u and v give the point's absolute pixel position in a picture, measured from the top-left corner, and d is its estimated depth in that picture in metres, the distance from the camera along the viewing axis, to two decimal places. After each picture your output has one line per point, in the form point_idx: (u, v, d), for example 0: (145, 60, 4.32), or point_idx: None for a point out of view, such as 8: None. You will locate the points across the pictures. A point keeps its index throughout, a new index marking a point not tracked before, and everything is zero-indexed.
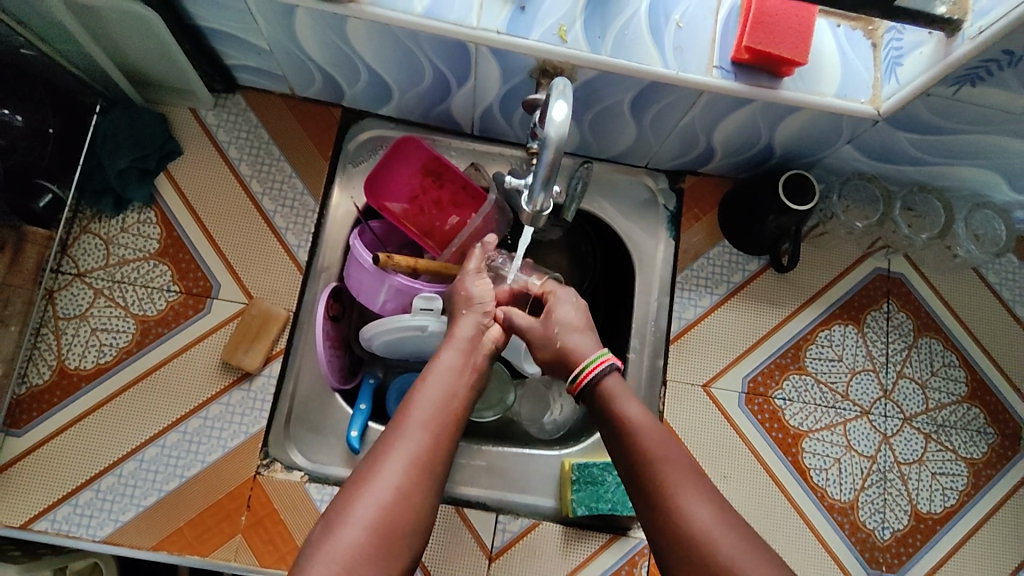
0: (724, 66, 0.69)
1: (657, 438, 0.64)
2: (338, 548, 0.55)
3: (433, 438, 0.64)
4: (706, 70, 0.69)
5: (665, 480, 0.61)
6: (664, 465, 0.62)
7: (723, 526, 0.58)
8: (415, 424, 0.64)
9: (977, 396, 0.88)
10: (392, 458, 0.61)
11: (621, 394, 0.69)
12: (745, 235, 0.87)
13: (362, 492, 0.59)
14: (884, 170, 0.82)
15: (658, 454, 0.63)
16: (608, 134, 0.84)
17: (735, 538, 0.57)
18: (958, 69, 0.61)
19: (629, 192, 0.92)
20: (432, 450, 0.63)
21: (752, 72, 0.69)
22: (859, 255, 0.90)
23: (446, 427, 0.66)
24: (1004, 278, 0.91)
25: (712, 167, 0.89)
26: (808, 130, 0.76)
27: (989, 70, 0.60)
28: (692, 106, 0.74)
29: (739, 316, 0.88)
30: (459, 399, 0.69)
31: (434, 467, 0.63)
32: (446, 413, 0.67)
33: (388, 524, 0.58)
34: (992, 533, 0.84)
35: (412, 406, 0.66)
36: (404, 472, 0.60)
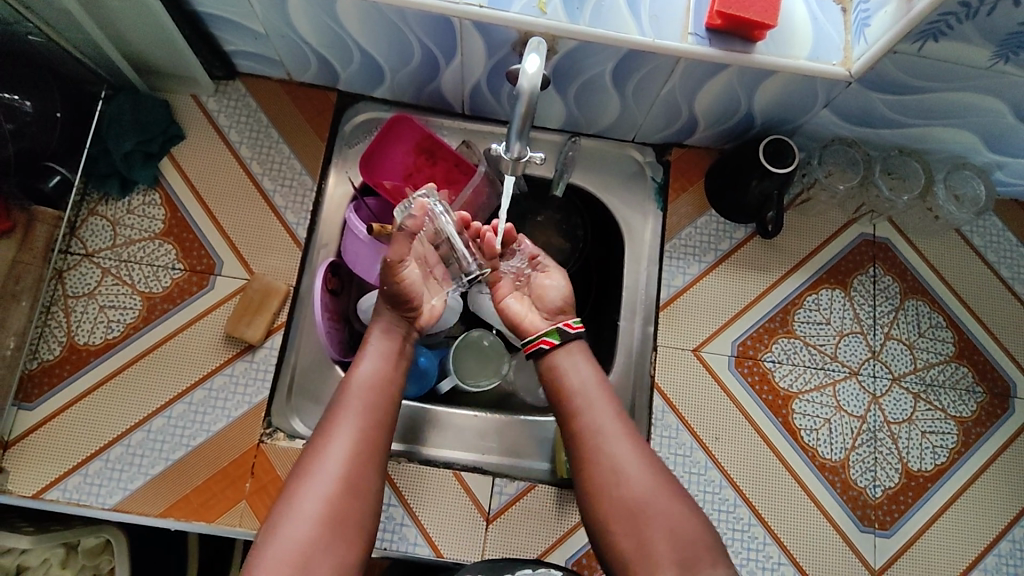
0: (699, 33, 0.72)
1: (598, 393, 0.70)
2: (289, 542, 0.59)
3: (365, 425, 0.67)
4: (682, 37, 0.72)
5: (598, 429, 0.68)
6: (598, 412, 0.69)
7: (647, 472, 0.65)
8: (348, 414, 0.67)
9: (965, 355, 0.89)
10: (328, 452, 0.64)
11: (575, 350, 0.74)
12: (730, 203, 0.89)
13: (302, 491, 0.62)
14: (864, 135, 0.84)
15: (594, 402, 0.70)
16: (593, 107, 0.87)
17: (655, 483, 0.65)
18: (920, 24, 0.62)
19: (617, 166, 0.95)
20: (366, 436, 0.66)
21: (727, 38, 0.72)
22: (845, 221, 0.92)
23: (380, 409, 0.69)
24: (988, 240, 0.93)
25: (697, 139, 0.92)
26: (785, 96, 0.79)
27: (949, 25, 0.62)
28: (670, 74, 0.77)
29: (727, 283, 0.90)
30: (387, 379, 0.71)
31: (370, 452, 0.66)
32: (376, 395, 0.70)
33: (334, 515, 0.61)
34: (984, 489, 0.85)
35: (344, 396, 0.69)
36: (343, 464, 0.64)
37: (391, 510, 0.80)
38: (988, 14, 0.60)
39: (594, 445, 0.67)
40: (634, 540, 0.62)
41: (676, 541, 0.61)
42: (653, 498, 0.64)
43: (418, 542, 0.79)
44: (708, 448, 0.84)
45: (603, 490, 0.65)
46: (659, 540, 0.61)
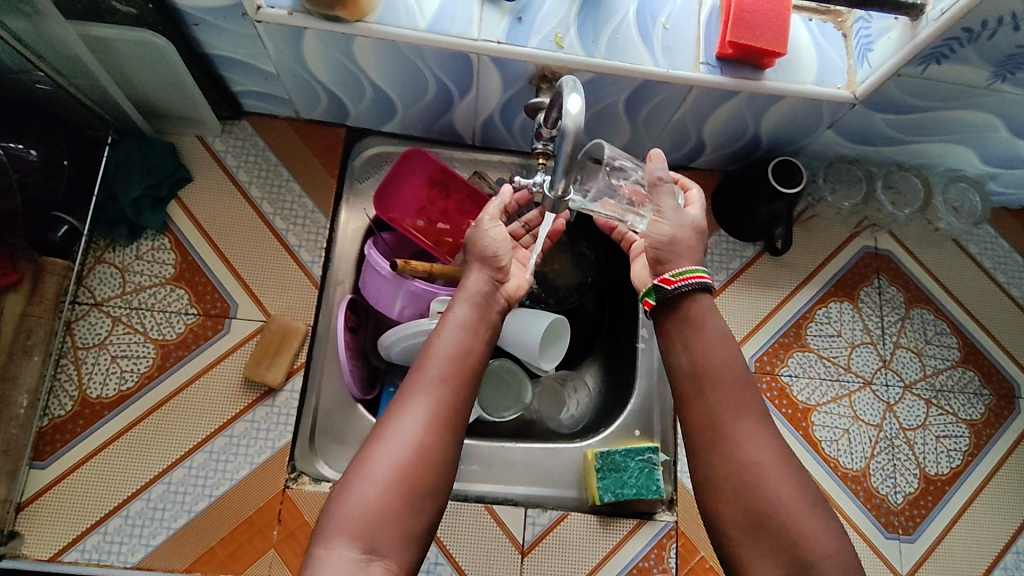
0: (710, 62, 0.75)
1: (725, 368, 0.62)
2: (361, 506, 0.54)
3: (446, 394, 0.60)
4: (694, 67, 0.75)
5: (720, 414, 0.61)
6: (727, 392, 0.61)
7: (777, 466, 0.57)
8: (428, 379, 0.61)
9: (970, 360, 0.92)
10: (407, 415, 0.58)
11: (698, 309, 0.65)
12: (740, 223, 0.92)
13: (377, 453, 0.56)
14: (864, 153, 0.88)
15: (738, 391, 0.61)
16: (604, 134, 0.88)
17: (789, 483, 0.57)
18: (925, 49, 0.66)
19: None
20: (449, 405, 0.60)
21: (737, 66, 0.75)
22: (848, 235, 0.95)
23: (464, 379, 0.62)
24: (983, 247, 0.97)
25: (702, 162, 0.94)
26: (791, 118, 0.82)
27: (952, 48, 0.66)
28: (683, 102, 0.79)
29: (741, 300, 0.92)
30: (474, 353, 0.64)
31: (451, 421, 0.59)
32: (460, 368, 0.63)
33: (408, 486, 0.55)
34: (1001, 489, 0.87)
35: (427, 359, 0.63)
36: (421, 429, 0.58)
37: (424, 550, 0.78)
38: (988, 38, 0.63)
39: (717, 434, 0.60)
40: (755, 535, 0.56)
41: (798, 550, 0.54)
42: (780, 496, 0.56)
43: None
44: None
45: (728, 480, 0.58)
46: (782, 546, 0.55)
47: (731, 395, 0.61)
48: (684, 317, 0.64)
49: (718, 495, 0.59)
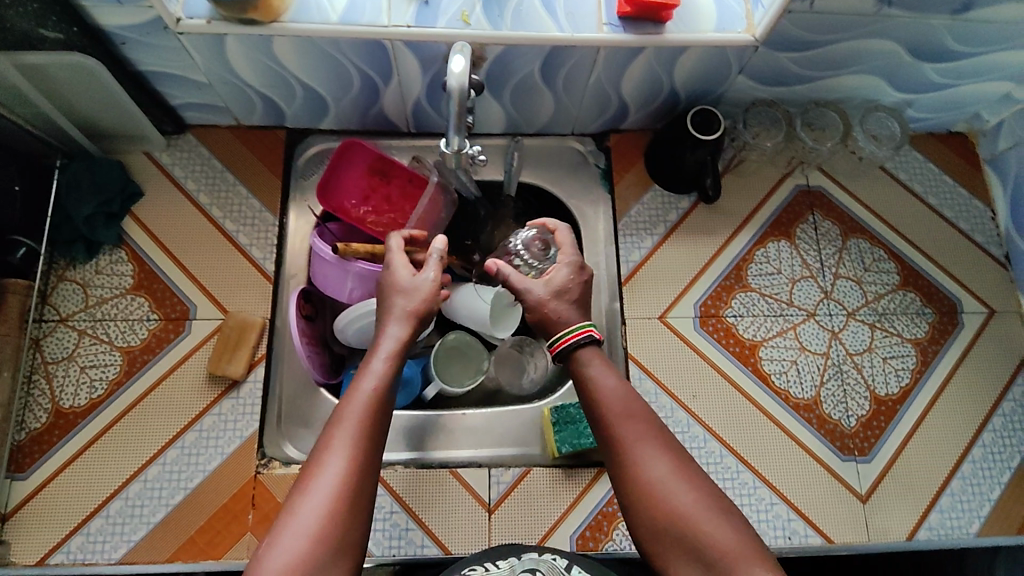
0: (612, 22, 0.79)
1: (620, 401, 0.66)
2: (285, 564, 0.54)
3: (363, 439, 0.62)
4: (597, 28, 0.79)
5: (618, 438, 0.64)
6: (621, 420, 0.65)
7: (677, 476, 0.60)
8: (346, 431, 0.61)
9: (910, 282, 0.95)
10: (327, 467, 0.59)
11: (590, 361, 0.70)
12: (671, 175, 0.95)
13: (300, 507, 0.57)
14: (780, 94, 0.92)
15: (639, 416, 0.65)
16: (529, 106, 0.93)
17: (691, 492, 0.60)
18: None
19: (561, 157, 1.02)
20: (366, 452, 0.61)
21: (638, 23, 0.79)
22: (780, 176, 0.98)
23: (379, 426, 0.64)
24: (912, 173, 1.00)
25: (630, 123, 0.98)
26: (702, 67, 0.85)
27: None
28: (595, 64, 0.83)
29: (681, 250, 0.95)
30: (389, 396, 0.66)
31: (370, 471, 0.61)
32: (378, 413, 0.64)
33: (331, 537, 0.56)
34: (952, 401, 0.89)
35: (344, 409, 0.63)
36: (342, 477, 0.59)
37: (393, 517, 0.81)
38: None
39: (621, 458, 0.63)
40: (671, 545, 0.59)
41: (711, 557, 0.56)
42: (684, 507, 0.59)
43: (425, 544, 0.81)
44: (687, 406, 0.88)
45: (640, 498, 0.60)
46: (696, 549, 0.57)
47: (630, 425, 0.64)
48: (579, 370, 0.70)
49: (635, 517, 0.61)
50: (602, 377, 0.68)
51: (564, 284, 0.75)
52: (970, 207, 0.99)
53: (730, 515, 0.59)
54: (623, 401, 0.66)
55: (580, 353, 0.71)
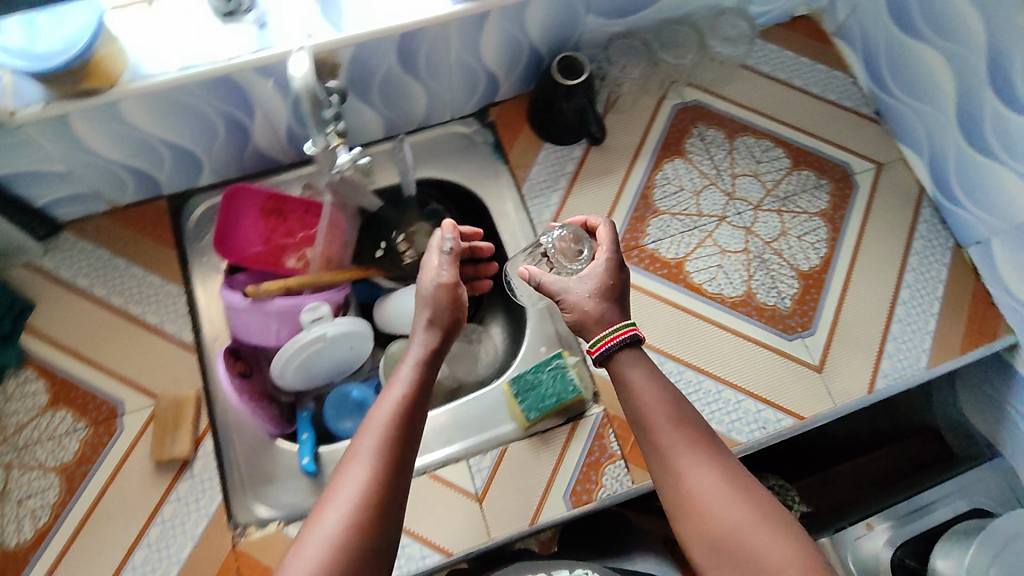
0: None
1: (669, 407, 0.65)
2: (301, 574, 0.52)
3: (392, 444, 0.60)
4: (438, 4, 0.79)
5: (668, 454, 0.63)
6: (670, 428, 0.64)
7: (721, 488, 0.60)
8: (373, 435, 0.60)
9: (801, 161, 1.00)
10: (352, 472, 0.58)
11: (629, 367, 0.67)
12: (555, 130, 0.98)
13: (324, 516, 0.55)
14: (630, 24, 0.96)
15: (689, 428, 0.64)
16: (402, 102, 0.93)
17: (737, 503, 0.59)
18: None
19: (451, 144, 1.02)
20: (396, 458, 0.59)
21: None
22: (658, 101, 1.02)
23: (409, 433, 0.62)
24: (774, 63, 1.05)
25: (503, 92, 1.00)
26: (549, 17, 0.88)
27: None
28: (449, 39, 0.84)
29: (587, 196, 0.98)
30: (421, 404, 0.64)
31: (399, 471, 0.59)
32: (408, 422, 0.62)
33: (354, 537, 0.54)
34: (870, 256, 0.95)
35: (371, 420, 0.62)
36: (367, 480, 0.57)
37: None
38: None
39: (669, 471, 0.62)
40: (717, 558, 0.58)
41: (756, 568, 0.56)
42: (730, 520, 0.58)
43: (426, 553, 0.78)
44: None
45: (685, 509, 0.60)
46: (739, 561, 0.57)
47: (670, 436, 0.63)
48: (618, 375, 0.68)
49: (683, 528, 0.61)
50: (638, 381, 0.67)
51: (605, 280, 0.71)
52: (831, 79, 1.05)
53: (774, 517, 0.58)
54: (664, 407, 0.65)
55: (618, 359, 0.68)
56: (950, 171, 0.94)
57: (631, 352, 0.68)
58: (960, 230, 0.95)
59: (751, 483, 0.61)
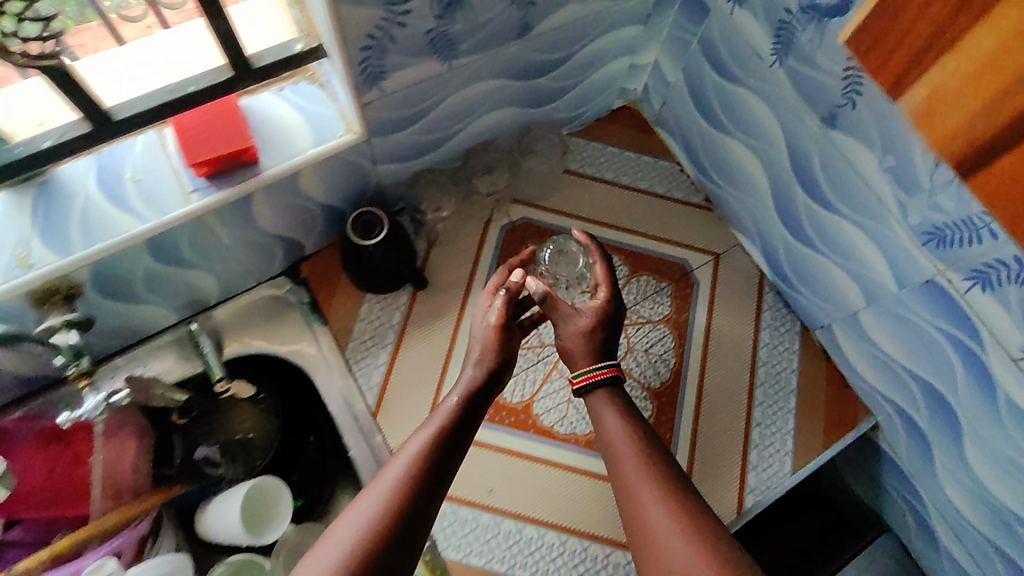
0: (200, 186, 0.70)
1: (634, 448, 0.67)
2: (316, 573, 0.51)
3: (425, 466, 0.60)
4: (186, 199, 0.70)
5: (638, 499, 0.63)
6: (636, 468, 0.65)
7: (684, 533, 0.59)
8: (393, 466, 0.60)
9: (638, 267, 0.96)
10: (370, 489, 0.58)
11: (600, 405, 0.71)
12: (371, 276, 0.86)
13: (340, 528, 0.55)
14: (433, 160, 0.87)
15: (658, 475, 0.65)
16: (186, 288, 0.82)
17: (702, 559, 0.57)
18: (356, 69, 0.64)
19: (264, 309, 0.91)
20: (425, 478, 0.59)
21: (229, 174, 0.71)
22: (484, 225, 0.95)
23: (437, 469, 0.60)
24: (599, 164, 1.01)
25: (311, 247, 0.90)
26: (332, 177, 0.78)
27: (385, 36, 0.62)
28: (213, 226, 0.74)
29: (419, 347, 0.89)
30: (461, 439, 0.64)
31: (437, 473, 0.60)
32: (444, 451, 0.62)
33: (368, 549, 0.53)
34: (720, 359, 0.93)
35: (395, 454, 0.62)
36: (389, 492, 0.57)
37: None
38: (395, 38, 0.63)
39: (635, 516, 0.63)
40: None
41: None
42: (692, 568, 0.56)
43: None
44: (489, 505, 0.81)
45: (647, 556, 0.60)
46: None
47: (645, 479, 0.64)
48: (595, 412, 0.72)
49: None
50: (608, 419, 0.70)
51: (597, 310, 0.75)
52: (658, 170, 1.01)
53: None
54: (627, 459, 0.67)
55: (594, 405, 0.71)
56: (782, 259, 0.92)
57: (598, 394, 0.72)
58: (805, 316, 0.94)
59: (723, 538, 0.59)
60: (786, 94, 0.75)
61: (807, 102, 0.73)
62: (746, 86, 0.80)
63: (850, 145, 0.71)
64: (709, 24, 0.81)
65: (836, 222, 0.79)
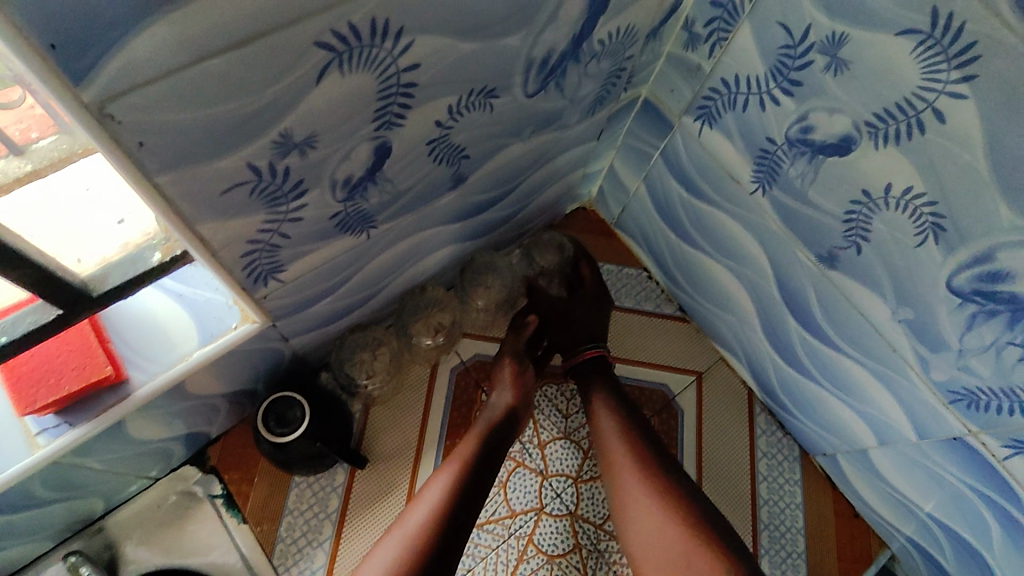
0: (47, 425, 0.53)
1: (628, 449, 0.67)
2: None
3: (449, 510, 0.60)
4: (29, 445, 0.52)
5: (631, 507, 0.64)
6: (630, 471, 0.66)
7: (679, 543, 0.59)
8: (422, 506, 0.61)
9: None
10: (408, 520, 0.60)
11: (600, 410, 0.71)
12: (293, 467, 0.70)
13: (387, 544, 0.59)
14: (363, 315, 0.72)
15: (654, 483, 0.64)
16: (54, 519, 0.64)
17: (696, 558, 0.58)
18: (237, 275, 0.48)
19: (164, 512, 0.73)
20: (463, 508, 0.61)
21: (87, 402, 0.53)
22: (431, 368, 0.81)
23: (466, 504, 0.61)
24: None
25: (220, 428, 0.73)
26: (233, 368, 0.62)
27: (273, 239, 0.46)
28: (75, 462, 0.57)
29: (362, 539, 0.73)
30: (479, 477, 0.64)
31: (464, 506, 0.61)
32: (467, 492, 0.62)
33: None
34: (716, 498, 0.82)
35: (415, 507, 0.62)
36: (400, 546, 0.58)
37: None
38: (286, 236, 0.47)
39: (626, 518, 0.64)
40: None
41: None
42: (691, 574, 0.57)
43: None
44: None
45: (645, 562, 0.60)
46: None
47: (635, 487, 0.64)
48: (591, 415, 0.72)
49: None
50: (607, 426, 0.70)
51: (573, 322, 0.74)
52: (624, 279, 0.90)
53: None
54: (623, 464, 0.66)
55: (594, 402, 0.72)
56: (776, 383, 0.80)
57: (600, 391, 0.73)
58: (804, 439, 0.83)
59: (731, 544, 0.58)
60: (771, 224, 0.64)
61: (798, 238, 0.62)
62: (722, 209, 0.69)
63: (855, 290, 0.60)
64: (673, 139, 0.70)
65: (840, 361, 0.67)
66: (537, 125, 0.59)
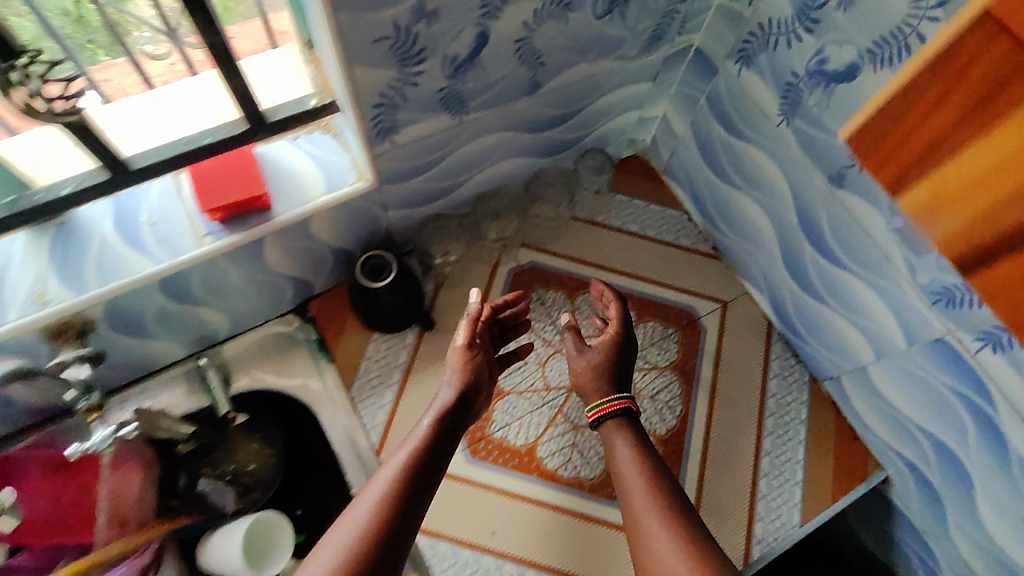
0: (212, 230, 0.70)
1: (641, 469, 0.65)
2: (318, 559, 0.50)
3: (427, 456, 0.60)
4: (198, 242, 0.69)
5: (639, 520, 0.61)
6: (642, 488, 0.64)
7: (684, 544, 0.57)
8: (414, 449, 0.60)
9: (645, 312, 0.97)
10: (393, 464, 0.59)
11: (612, 434, 0.70)
12: (376, 321, 0.88)
13: (371, 488, 0.57)
14: (443, 206, 0.88)
15: (665, 489, 0.64)
16: (195, 326, 0.83)
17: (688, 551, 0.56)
18: (366, 124, 0.64)
19: (270, 346, 0.91)
20: (438, 461, 0.61)
21: (240, 219, 0.70)
22: (492, 268, 0.96)
23: (437, 454, 0.61)
24: (609, 211, 1.01)
25: (320, 286, 0.91)
26: (342, 222, 0.79)
27: (396, 96, 0.63)
28: (223, 267, 0.75)
29: (422, 388, 0.89)
30: (454, 429, 0.65)
31: (437, 454, 0.61)
32: (441, 444, 0.62)
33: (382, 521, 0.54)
34: (726, 404, 0.92)
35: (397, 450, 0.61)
36: (386, 489, 0.56)
37: None
38: (405, 97, 0.64)
39: (634, 526, 0.61)
40: None
41: None
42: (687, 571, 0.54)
43: None
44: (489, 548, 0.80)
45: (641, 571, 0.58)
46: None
47: (663, 483, 0.64)
48: (608, 444, 0.70)
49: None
50: (620, 453, 0.68)
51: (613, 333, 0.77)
52: (665, 220, 1.02)
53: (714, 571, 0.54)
54: (636, 478, 0.65)
55: (608, 429, 0.71)
56: (791, 310, 0.90)
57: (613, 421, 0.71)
58: (815, 367, 0.92)
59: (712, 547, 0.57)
60: (792, 151, 0.76)
61: (813, 161, 0.74)
62: (753, 142, 0.81)
63: (857, 205, 0.71)
64: (717, 82, 0.83)
65: (843, 276, 0.78)
66: (601, 50, 0.74)
